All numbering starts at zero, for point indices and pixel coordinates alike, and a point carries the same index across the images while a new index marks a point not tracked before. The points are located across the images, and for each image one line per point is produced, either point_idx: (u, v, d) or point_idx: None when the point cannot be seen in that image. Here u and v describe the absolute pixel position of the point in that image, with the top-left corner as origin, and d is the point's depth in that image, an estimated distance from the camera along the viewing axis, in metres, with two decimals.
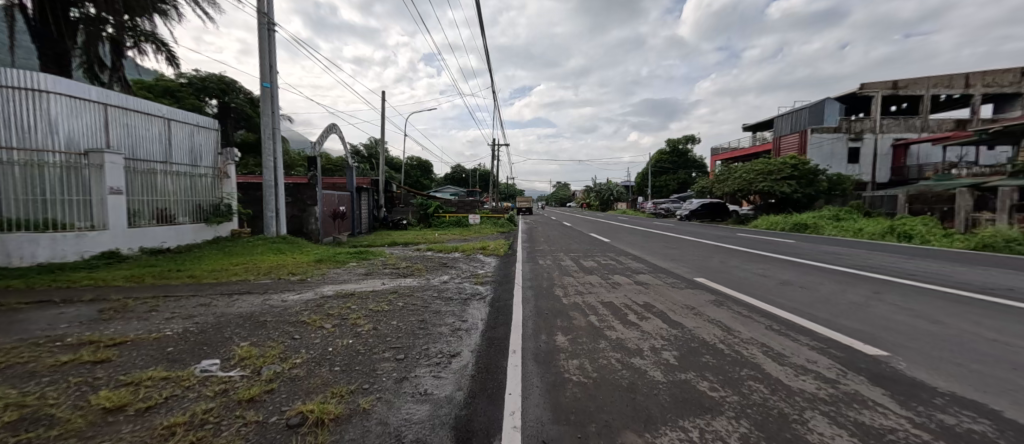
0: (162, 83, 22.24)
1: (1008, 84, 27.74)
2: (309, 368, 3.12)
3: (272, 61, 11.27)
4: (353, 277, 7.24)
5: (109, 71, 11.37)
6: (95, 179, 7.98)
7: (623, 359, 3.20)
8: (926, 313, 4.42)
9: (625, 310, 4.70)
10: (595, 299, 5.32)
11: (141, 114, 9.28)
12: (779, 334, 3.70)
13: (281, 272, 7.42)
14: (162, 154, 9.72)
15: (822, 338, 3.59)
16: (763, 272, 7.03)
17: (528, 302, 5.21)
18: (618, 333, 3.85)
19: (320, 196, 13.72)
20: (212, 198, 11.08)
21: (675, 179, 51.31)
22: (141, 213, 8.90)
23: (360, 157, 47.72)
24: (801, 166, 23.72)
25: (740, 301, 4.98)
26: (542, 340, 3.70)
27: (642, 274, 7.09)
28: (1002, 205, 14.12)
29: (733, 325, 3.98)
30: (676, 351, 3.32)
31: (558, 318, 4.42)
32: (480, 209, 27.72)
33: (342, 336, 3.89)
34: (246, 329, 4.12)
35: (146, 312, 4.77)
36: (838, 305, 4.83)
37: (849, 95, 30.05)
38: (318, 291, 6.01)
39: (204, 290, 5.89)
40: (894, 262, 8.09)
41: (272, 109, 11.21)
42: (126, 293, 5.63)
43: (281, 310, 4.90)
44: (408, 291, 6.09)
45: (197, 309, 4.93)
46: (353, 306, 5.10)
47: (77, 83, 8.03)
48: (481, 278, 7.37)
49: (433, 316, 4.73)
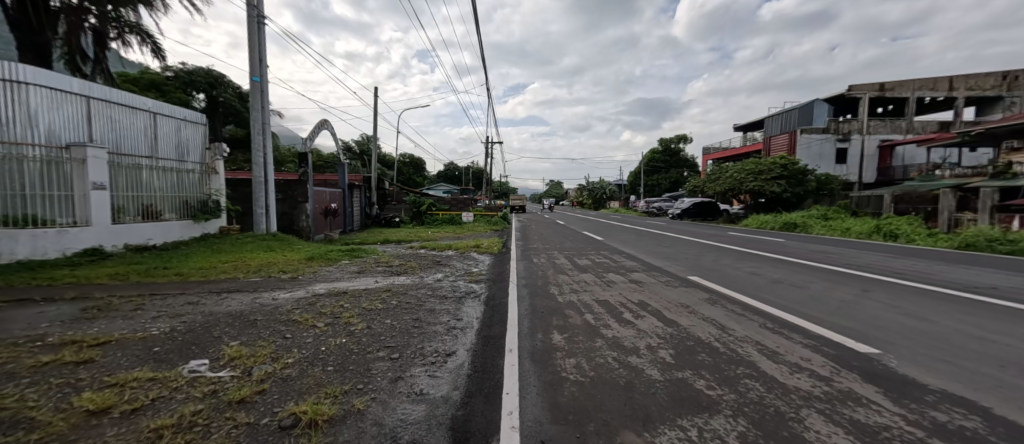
0: (147, 76, 21.67)
1: (990, 88, 28.49)
2: (301, 368, 3.07)
3: (262, 55, 11.06)
4: (345, 275, 7.14)
5: (92, 63, 10.98)
6: (77, 173, 7.76)
7: (621, 357, 3.19)
8: (916, 311, 4.48)
9: (620, 308, 4.70)
10: (590, 297, 5.32)
11: (124, 107, 9.03)
12: (773, 332, 3.72)
13: (271, 270, 7.24)
14: (147, 148, 9.47)
15: (815, 335, 3.60)
16: (756, 271, 7.07)
17: (523, 301, 5.18)
18: (615, 331, 3.86)
19: (311, 193, 13.54)
20: (200, 194, 10.84)
21: (666, 178, 51.84)
22: (125, 209, 8.67)
23: (352, 153, 47.44)
24: (791, 166, 24.07)
25: (734, 299, 5.03)
26: (538, 339, 3.68)
27: (636, 272, 7.10)
28: (984, 205, 14.54)
29: (729, 324, 3.98)
30: (672, 350, 3.33)
31: (553, 316, 4.41)
32: (473, 207, 27.49)
33: (335, 336, 3.82)
34: (236, 328, 4.03)
35: (132, 311, 4.65)
36: (829, 303, 4.89)
37: (838, 97, 30.60)
38: (310, 289, 5.91)
39: (193, 288, 5.76)
40: (883, 261, 8.21)
41: (262, 104, 11.01)
42: (110, 291, 5.46)
43: (271, 308, 4.81)
44: (401, 289, 6.02)
45: (184, 308, 4.80)
46: (345, 304, 5.01)
47: (57, 74, 7.76)
48: (476, 276, 7.30)
49: (428, 314, 4.69)
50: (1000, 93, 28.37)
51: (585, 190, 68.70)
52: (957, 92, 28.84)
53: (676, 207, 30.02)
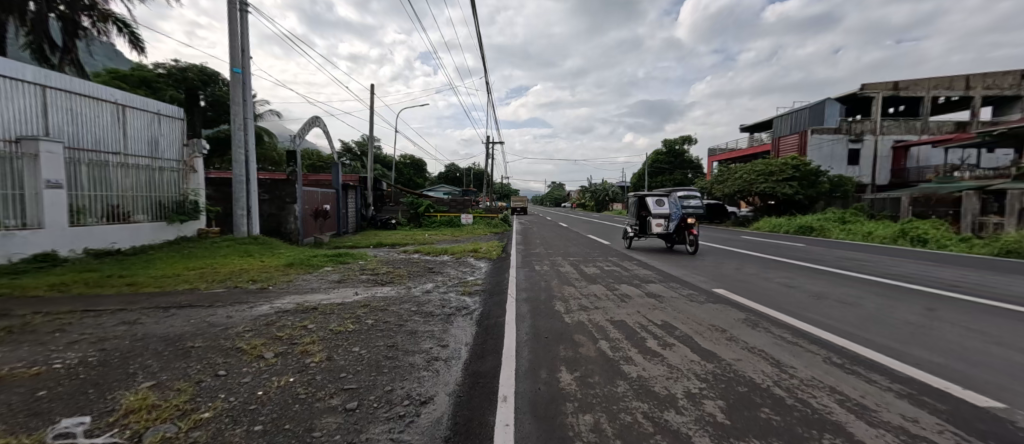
0: (137, 73, 20.96)
1: (1008, 87, 27.52)
2: (217, 429, 2.24)
3: (244, 45, 10.33)
4: (323, 285, 6.30)
5: (60, 52, 10.17)
6: (30, 170, 6.99)
7: (655, 415, 2.33)
8: (1007, 339, 3.61)
9: (641, 333, 3.84)
10: (603, 316, 4.46)
11: (88, 99, 8.26)
12: (845, 371, 2.87)
13: (240, 279, 6.43)
14: (114, 143, 8.70)
15: (903, 378, 2.75)
16: (789, 283, 6.21)
17: (522, 322, 4.32)
18: (639, 368, 3.02)
19: (300, 193, 12.68)
20: (176, 194, 10.05)
21: (670, 179, 50.86)
22: (87, 210, 7.91)
23: (351, 153, 46.90)
24: (803, 167, 23.10)
25: (777, 319, 4.19)
26: (541, 380, 2.83)
27: (652, 283, 6.26)
28: (1012, 208, 13.68)
29: (784, 358, 3.13)
30: (721, 400, 2.48)
31: (560, 345, 3.55)
32: (472, 208, 26.69)
33: (281, 373, 2.98)
34: (162, 359, 3.20)
35: (47, 334, 3.80)
36: (894, 326, 4.02)
37: (849, 96, 29.73)
38: (276, 304, 5.06)
39: (139, 303, 4.93)
40: (928, 271, 7.28)
41: (243, 97, 10.26)
42: (38, 307, 4.62)
43: (218, 331, 3.95)
44: (382, 304, 5.18)
45: (116, 330, 3.96)
46: (309, 325, 4.16)
47: (10, 61, 7.02)
48: (470, 287, 6.40)
49: (407, 339, 3.86)
50: (1019, 92, 27.40)
51: (586, 191, 67.85)
52: (974, 91, 27.86)
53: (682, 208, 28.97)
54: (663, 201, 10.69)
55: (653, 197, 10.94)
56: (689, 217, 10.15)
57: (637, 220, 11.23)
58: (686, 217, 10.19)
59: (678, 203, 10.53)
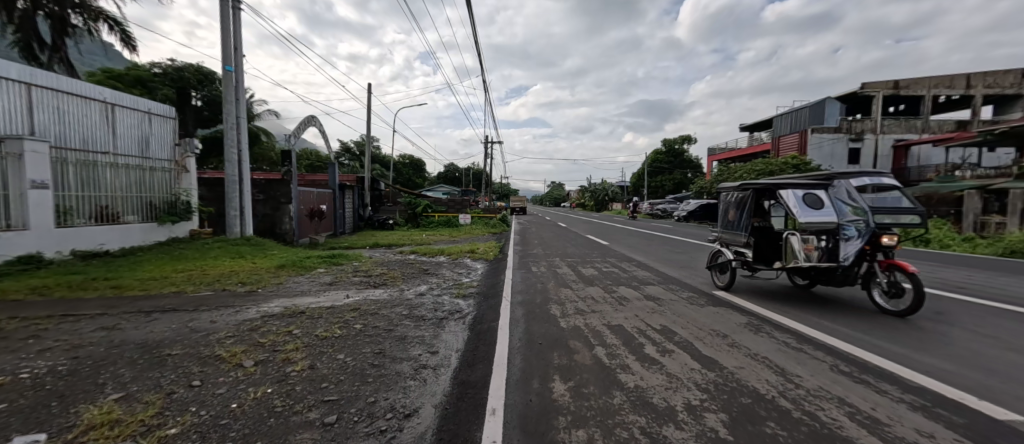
0: (132, 73, 20.79)
1: (1009, 86, 27.37)
2: None
3: (237, 43, 10.17)
4: (313, 288, 6.14)
5: (50, 50, 10.00)
6: (13, 170, 6.82)
7: (653, 431, 2.16)
8: (1020, 344, 3.45)
9: (640, 338, 3.68)
10: (599, 320, 4.30)
11: (75, 97, 8.10)
12: (853, 381, 2.72)
13: (227, 282, 6.26)
14: (103, 142, 8.54)
15: (914, 388, 2.60)
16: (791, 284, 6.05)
17: (516, 326, 4.16)
18: (637, 376, 2.87)
19: (295, 193, 12.51)
20: (167, 195, 9.89)
21: (670, 179, 50.69)
22: (75, 211, 7.75)
23: (350, 153, 46.68)
24: (803, 167, 22.95)
25: (781, 324, 4.04)
26: (533, 391, 2.67)
27: (651, 286, 6.11)
28: (1015, 208, 13.53)
29: (788, 366, 2.98)
30: (725, 414, 2.32)
31: (554, 352, 3.39)
32: (471, 208, 26.54)
33: (258, 383, 2.83)
34: (135, 369, 3.04)
35: (19, 341, 3.65)
36: (901, 331, 3.87)
37: (850, 95, 29.59)
38: (263, 308, 4.90)
39: (121, 307, 4.78)
40: (934, 272, 7.11)
41: (236, 95, 10.09)
42: (14, 312, 4.45)
43: (199, 337, 3.79)
44: (372, 308, 5.01)
45: (92, 336, 3.80)
46: (294, 331, 4.00)
47: None
48: (464, 290, 6.23)
49: (396, 345, 3.70)
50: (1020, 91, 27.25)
51: (586, 191, 67.62)
52: (975, 90, 27.72)
53: (682, 208, 28.78)
54: (818, 196, 4.84)
55: (791, 188, 5.05)
56: (889, 233, 4.39)
57: (750, 234, 5.42)
58: (881, 231, 4.42)
59: (853, 199, 4.69)
